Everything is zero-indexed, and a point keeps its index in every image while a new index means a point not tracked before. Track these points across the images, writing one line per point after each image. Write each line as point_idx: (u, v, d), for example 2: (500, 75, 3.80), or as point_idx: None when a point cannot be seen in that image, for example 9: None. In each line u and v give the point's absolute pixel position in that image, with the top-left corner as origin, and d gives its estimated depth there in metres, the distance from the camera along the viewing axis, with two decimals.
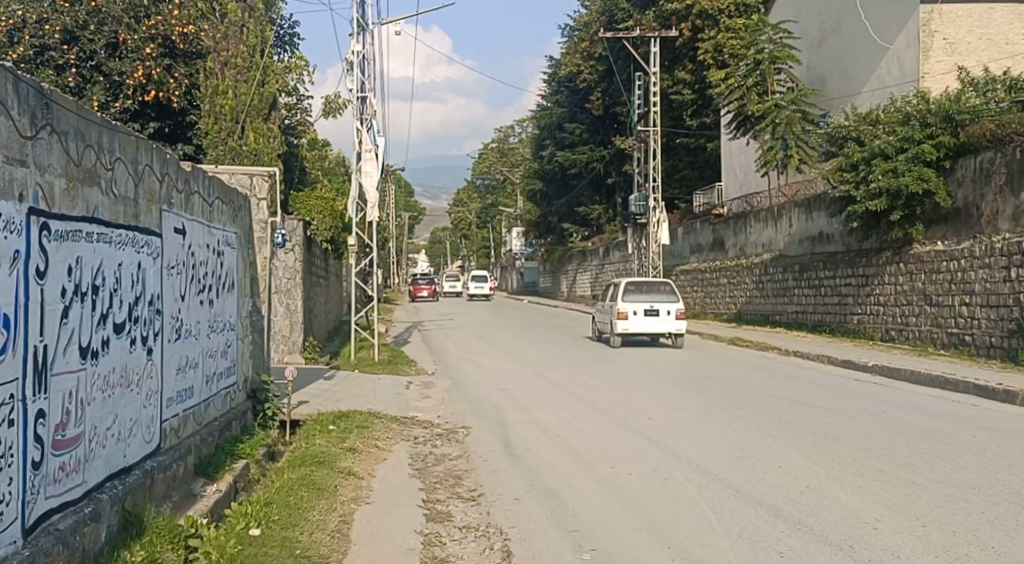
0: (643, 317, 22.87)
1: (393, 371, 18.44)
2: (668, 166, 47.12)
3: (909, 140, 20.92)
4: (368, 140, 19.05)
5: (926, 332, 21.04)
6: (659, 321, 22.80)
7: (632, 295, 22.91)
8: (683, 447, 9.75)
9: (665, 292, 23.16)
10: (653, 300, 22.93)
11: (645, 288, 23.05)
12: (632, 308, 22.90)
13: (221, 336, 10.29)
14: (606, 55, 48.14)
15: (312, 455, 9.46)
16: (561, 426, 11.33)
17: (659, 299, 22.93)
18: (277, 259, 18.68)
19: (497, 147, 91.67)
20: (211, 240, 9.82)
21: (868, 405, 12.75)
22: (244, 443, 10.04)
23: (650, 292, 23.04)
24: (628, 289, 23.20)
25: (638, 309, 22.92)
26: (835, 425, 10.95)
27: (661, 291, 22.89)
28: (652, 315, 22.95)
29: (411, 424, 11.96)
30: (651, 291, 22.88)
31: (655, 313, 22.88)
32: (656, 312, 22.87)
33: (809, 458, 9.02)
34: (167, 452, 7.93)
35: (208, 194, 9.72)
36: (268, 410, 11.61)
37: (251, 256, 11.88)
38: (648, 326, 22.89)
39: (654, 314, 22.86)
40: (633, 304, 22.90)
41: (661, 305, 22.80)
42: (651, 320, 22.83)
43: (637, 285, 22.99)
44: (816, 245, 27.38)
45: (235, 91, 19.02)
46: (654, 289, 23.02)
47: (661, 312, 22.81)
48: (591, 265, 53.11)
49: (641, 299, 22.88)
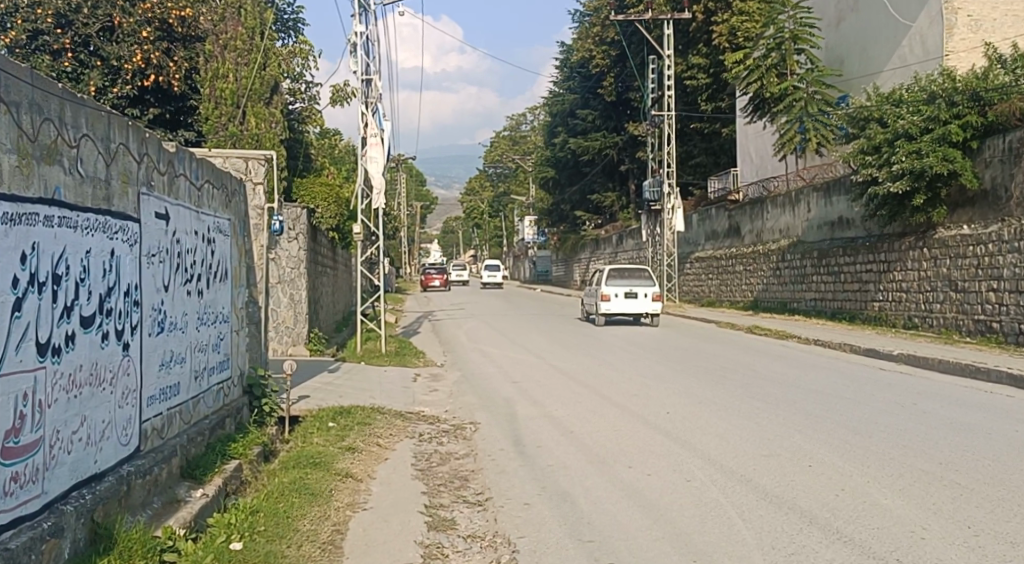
0: (622, 300, 25.44)
1: (400, 363, 17.84)
2: (682, 152, 46.36)
3: (934, 120, 20.17)
4: (373, 124, 18.35)
5: (950, 319, 20.31)
6: (638, 303, 25.36)
7: (613, 280, 25.47)
8: (705, 445, 9.12)
9: (644, 278, 25.69)
10: (632, 284, 25.48)
11: (626, 274, 25.55)
12: (614, 291, 25.40)
13: (213, 329, 9.68)
14: (619, 40, 47.38)
15: (307, 455, 8.83)
16: (574, 422, 10.70)
17: (639, 284, 25.52)
18: (279, 249, 18.04)
19: (509, 135, 90.95)
20: (200, 226, 9.19)
21: (899, 396, 12.10)
22: (236, 441, 9.44)
23: (630, 278, 25.64)
24: (611, 275, 25.66)
25: (619, 292, 25.43)
26: (867, 418, 10.30)
27: (639, 276, 25.38)
28: (630, 298, 25.46)
29: (416, 420, 11.35)
30: (632, 276, 25.38)
31: (634, 295, 25.39)
32: (635, 295, 25.40)
33: (842, 457, 8.39)
34: (147, 455, 7.34)
35: (195, 178, 9.08)
36: (264, 406, 11.03)
37: (247, 245, 11.28)
38: (627, 308, 25.42)
39: (633, 297, 25.35)
40: (615, 288, 25.42)
41: (639, 288, 25.36)
42: (630, 303, 25.35)
43: (620, 271, 25.45)
44: (835, 231, 26.64)
45: (235, 75, 18.55)
46: (634, 275, 25.52)
47: (639, 296, 25.38)
48: (604, 253, 52.39)
49: (622, 283, 25.41)
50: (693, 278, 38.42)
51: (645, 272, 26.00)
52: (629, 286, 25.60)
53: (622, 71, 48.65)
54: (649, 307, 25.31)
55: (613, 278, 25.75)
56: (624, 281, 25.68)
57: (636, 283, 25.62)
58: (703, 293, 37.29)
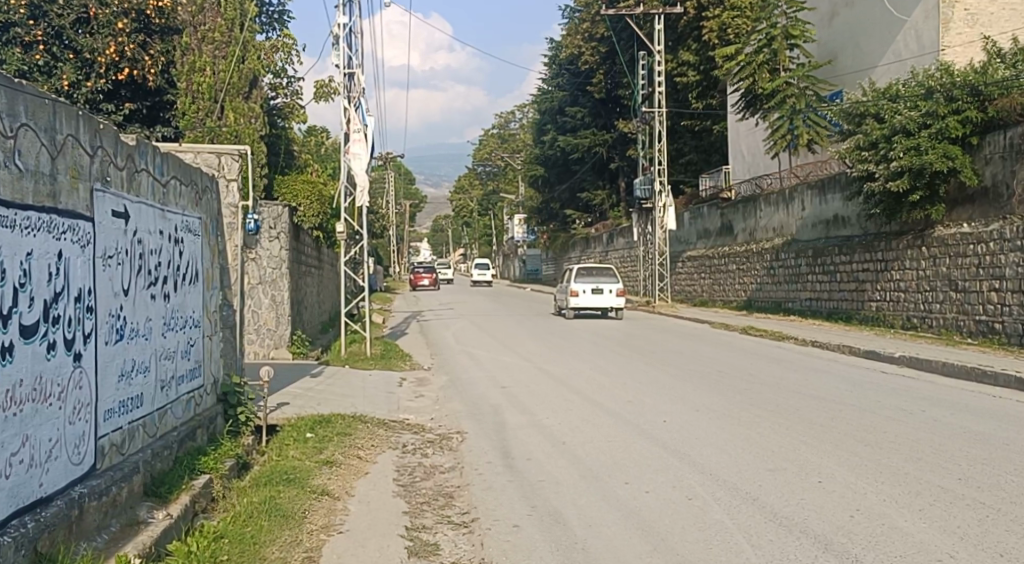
0: (590, 296, 27.69)
1: (386, 366, 17.27)
2: (673, 150, 45.88)
3: (932, 116, 19.67)
4: (356, 119, 17.75)
5: (950, 319, 19.83)
6: (604, 298, 27.68)
7: (581, 277, 27.66)
8: (706, 458, 8.58)
9: (609, 275, 27.92)
10: (599, 280, 27.69)
11: (593, 272, 27.75)
12: (582, 287, 27.62)
13: (181, 335, 9.10)
14: (609, 36, 46.93)
15: (280, 470, 8.24)
16: (566, 431, 10.15)
17: (604, 280, 27.78)
18: (259, 249, 17.47)
19: (497, 133, 90.45)
20: (165, 225, 8.61)
21: (904, 402, 11.59)
22: (207, 455, 8.85)
23: (596, 275, 27.86)
24: (579, 272, 27.85)
25: (587, 288, 27.65)
26: (874, 427, 9.79)
27: (605, 274, 27.60)
28: (597, 293, 27.74)
29: (400, 429, 10.79)
30: (598, 274, 27.55)
31: (600, 291, 27.66)
32: (601, 291, 27.68)
33: (853, 471, 7.87)
34: (103, 475, 6.75)
35: (160, 173, 8.51)
36: (239, 415, 10.46)
37: (220, 244, 10.69)
38: (594, 302, 27.68)
39: (599, 292, 27.61)
40: (583, 284, 27.60)
41: (605, 284, 27.63)
42: (597, 297, 27.58)
43: (587, 269, 27.64)
44: (830, 229, 26.15)
45: (212, 69, 18.02)
46: (600, 272, 27.72)
47: (605, 291, 27.65)
48: (594, 252, 51.87)
49: (589, 279, 27.65)
50: (685, 278, 37.90)
51: (610, 269, 28.17)
52: (596, 283, 27.88)
53: (612, 67, 48.17)
54: (614, 301, 27.64)
55: (581, 275, 27.95)
56: (591, 278, 27.92)
57: (601, 279, 27.81)
58: (695, 293, 36.77)
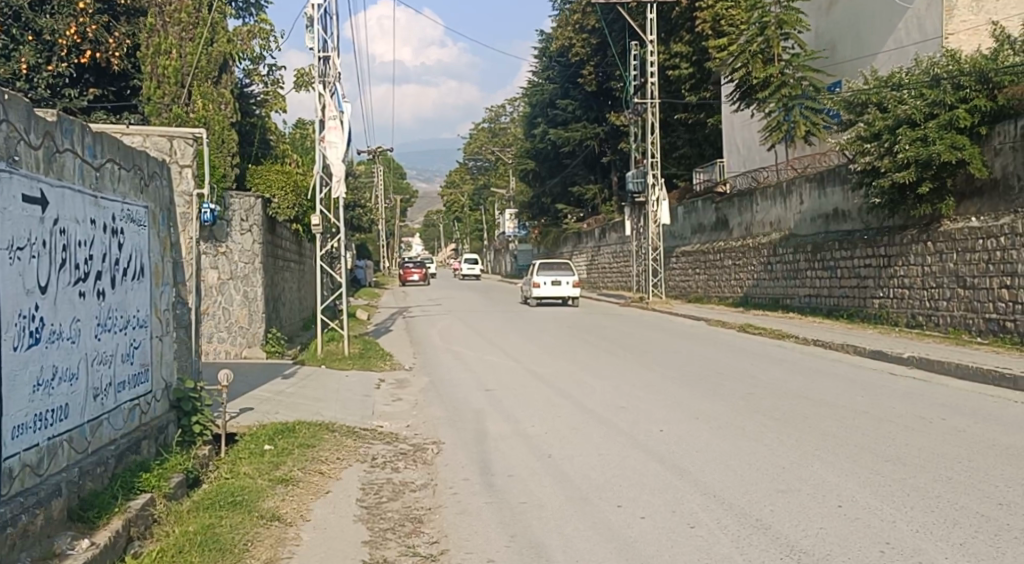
0: (549, 287, 31.80)
1: (364, 366, 16.32)
2: (666, 143, 44.98)
3: (939, 105, 18.76)
4: (333, 105, 16.77)
5: (959, 318, 18.92)
6: (561, 289, 31.76)
7: (542, 271, 31.71)
8: (710, 476, 7.68)
9: (566, 270, 32.04)
10: (557, 274, 31.78)
11: (553, 267, 31.88)
12: (543, 280, 31.74)
13: (121, 337, 8.14)
14: (601, 27, 46.03)
15: (228, 490, 7.29)
16: (554, 443, 9.23)
17: (562, 274, 31.88)
18: (231, 242, 16.49)
19: (488, 127, 89.38)
20: (99, 214, 7.66)
21: (921, 409, 10.72)
22: (149, 471, 7.89)
23: (555, 270, 31.97)
24: (541, 268, 31.94)
25: (547, 281, 31.72)
26: (891, 439, 8.91)
27: (563, 269, 31.77)
28: (556, 285, 31.80)
29: (371, 439, 9.85)
30: (557, 268, 31.59)
31: (559, 283, 31.76)
32: (559, 283, 31.76)
33: (876, 497, 6.99)
34: (10, 502, 5.81)
35: (92, 155, 7.56)
36: (194, 426, 9.49)
37: (173, 235, 9.72)
38: (553, 292, 31.73)
39: (558, 284, 31.69)
40: (543, 277, 31.68)
41: (562, 278, 31.71)
42: (556, 288, 31.63)
43: (548, 264, 31.73)
44: (830, 223, 25.24)
45: (179, 52, 17.09)
46: (559, 267, 31.89)
47: (563, 283, 31.76)
48: (586, 247, 50.93)
49: (549, 274, 31.73)
50: (678, 273, 37.01)
51: (567, 266, 32.40)
52: (555, 276, 31.97)
53: (603, 60, 47.25)
54: (571, 292, 31.71)
55: (543, 270, 31.96)
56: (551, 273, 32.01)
57: (559, 274, 32.04)
58: (690, 289, 35.87)
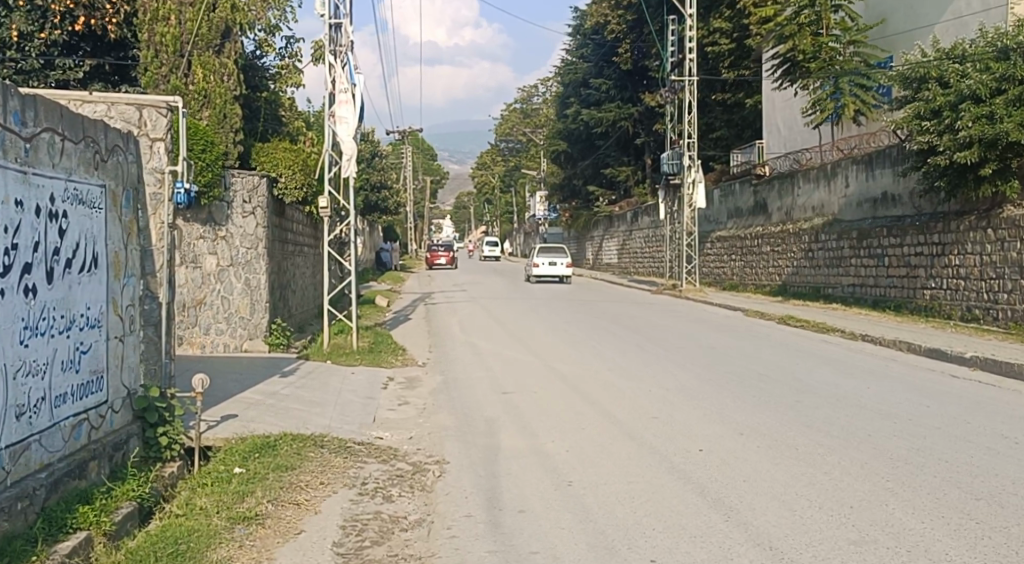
0: (547, 267, 34.72)
1: (374, 362, 15.01)
2: (702, 124, 43.32)
3: (1009, 80, 17.14)
4: (344, 77, 15.39)
5: (1021, 311, 17.31)
6: (556, 269, 34.59)
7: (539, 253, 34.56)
8: (765, 519, 6.30)
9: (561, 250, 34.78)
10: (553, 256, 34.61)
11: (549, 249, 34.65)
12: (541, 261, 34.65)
13: (63, 341, 6.86)
14: (636, 3, 44.37)
15: (170, 535, 6.02)
16: (576, 467, 7.85)
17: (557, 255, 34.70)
18: (232, 227, 15.20)
19: (520, 107, 87.70)
20: (31, 194, 6.41)
21: (1002, 426, 9.19)
22: (89, 504, 6.58)
23: (551, 252, 34.73)
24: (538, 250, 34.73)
25: (544, 261, 34.63)
26: (979, 467, 7.50)
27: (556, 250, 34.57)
28: (552, 266, 34.70)
29: (364, 457, 8.52)
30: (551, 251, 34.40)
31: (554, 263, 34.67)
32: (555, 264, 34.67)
33: (978, 558, 5.55)
34: None
35: (19, 122, 6.26)
36: (161, 439, 8.18)
37: (140, 219, 8.36)
38: (549, 272, 34.64)
39: (553, 265, 34.56)
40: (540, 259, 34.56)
41: (558, 259, 34.46)
42: (552, 268, 34.52)
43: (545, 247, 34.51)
44: (877, 209, 23.61)
45: (178, 17, 15.74)
46: (554, 249, 34.71)
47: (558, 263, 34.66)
48: (617, 231, 49.39)
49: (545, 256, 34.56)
50: (713, 259, 35.42)
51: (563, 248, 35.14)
52: (551, 257, 34.82)
53: (639, 37, 45.60)
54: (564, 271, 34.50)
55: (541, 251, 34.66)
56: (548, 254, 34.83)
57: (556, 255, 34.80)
58: (725, 276, 34.29)
